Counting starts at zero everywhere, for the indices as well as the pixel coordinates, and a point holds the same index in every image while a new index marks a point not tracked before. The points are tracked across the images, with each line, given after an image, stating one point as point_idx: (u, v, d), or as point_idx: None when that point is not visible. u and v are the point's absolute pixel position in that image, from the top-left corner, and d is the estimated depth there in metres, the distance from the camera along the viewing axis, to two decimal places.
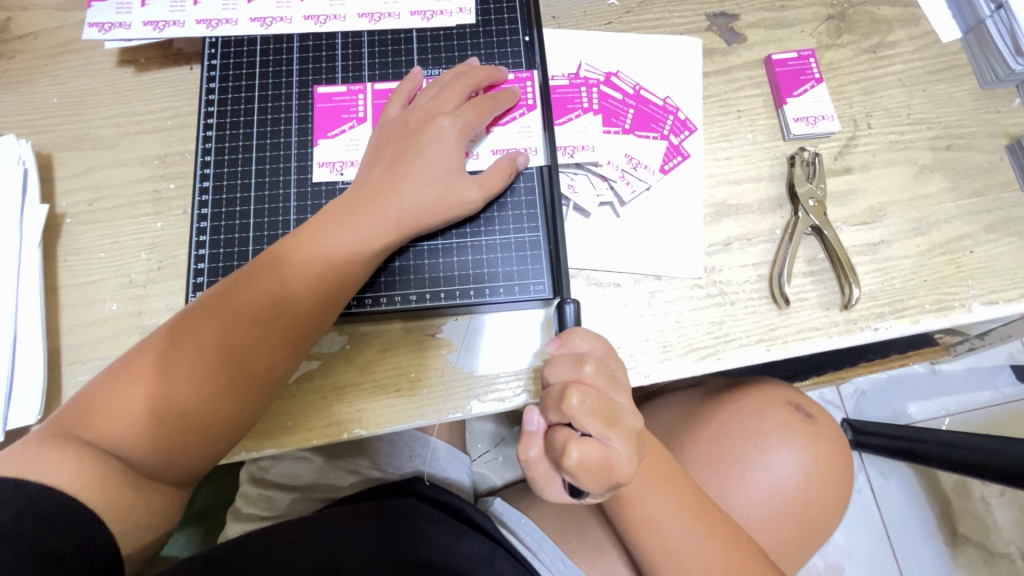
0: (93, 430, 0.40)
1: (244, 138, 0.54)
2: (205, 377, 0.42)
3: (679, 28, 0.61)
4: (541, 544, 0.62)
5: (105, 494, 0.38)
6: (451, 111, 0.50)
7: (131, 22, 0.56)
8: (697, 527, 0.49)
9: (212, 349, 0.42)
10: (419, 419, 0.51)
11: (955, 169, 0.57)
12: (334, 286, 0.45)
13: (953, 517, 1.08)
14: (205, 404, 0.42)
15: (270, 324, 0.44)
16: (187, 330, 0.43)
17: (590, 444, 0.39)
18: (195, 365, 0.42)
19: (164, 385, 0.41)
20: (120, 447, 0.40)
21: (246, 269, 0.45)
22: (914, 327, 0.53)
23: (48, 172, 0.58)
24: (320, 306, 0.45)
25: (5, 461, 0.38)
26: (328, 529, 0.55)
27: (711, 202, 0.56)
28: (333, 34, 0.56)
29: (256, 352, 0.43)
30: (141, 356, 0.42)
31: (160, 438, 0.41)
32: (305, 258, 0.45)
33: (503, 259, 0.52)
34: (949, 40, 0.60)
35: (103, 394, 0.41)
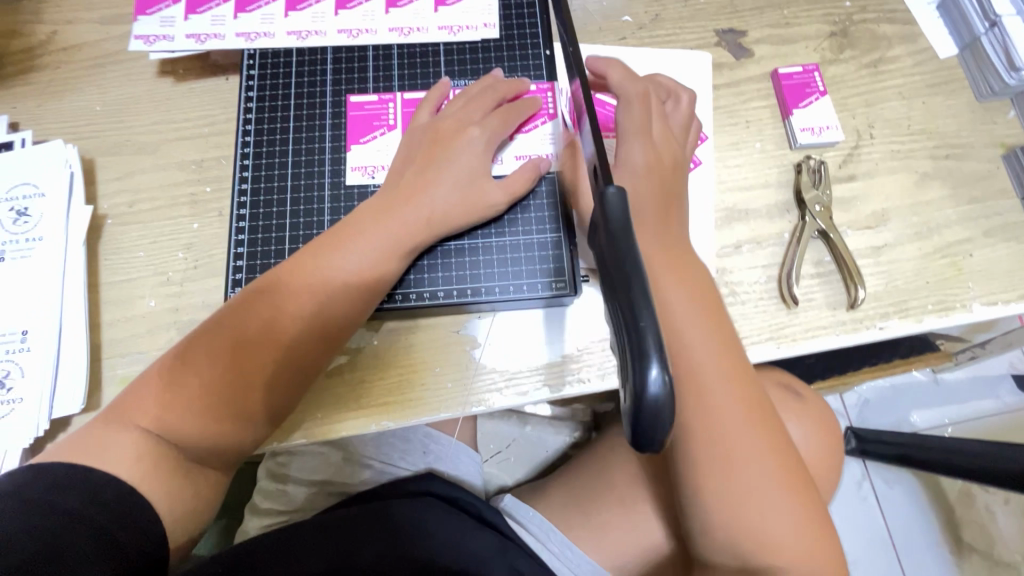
0: (144, 417, 0.43)
1: (280, 144, 0.57)
2: (250, 366, 0.44)
3: (690, 44, 0.64)
4: (549, 533, 0.64)
5: (158, 479, 0.41)
6: (479, 120, 0.53)
7: (174, 35, 0.59)
8: (751, 418, 0.45)
9: (258, 338, 0.45)
10: (444, 412, 0.54)
11: (953, 177, 0.60)
12: (370, 283, 0.48)
13: (957, 524, 1.10)
14: (251, 391, 0.44)
15: (312, 316, 0.46)
16: (232, 322, 0.45)
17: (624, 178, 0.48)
18: (242, 353, 0.44)
19: (210, 373, 0.44)
20: (170, 432, 0.43)
21: (287, 268, 0.48)
22: (917, 326, 0.55)
23: (91, 176, 0.61)
24: (357, 299, 0.48)
25: (69, 448, 0.41)
26: (343, 528, 0.56)
27: (722, 207, 0.59)
28: (364, 47, 0.60)
29: (297, 342, 0.46)
30: (188, 350, 0.45)
31: (207, 424, 0.43)
32: (342, 254, 0.48)
33: (525, 258, 0.55)
34: (946, 56, 0.64)
35: (153, 386, 0.44)
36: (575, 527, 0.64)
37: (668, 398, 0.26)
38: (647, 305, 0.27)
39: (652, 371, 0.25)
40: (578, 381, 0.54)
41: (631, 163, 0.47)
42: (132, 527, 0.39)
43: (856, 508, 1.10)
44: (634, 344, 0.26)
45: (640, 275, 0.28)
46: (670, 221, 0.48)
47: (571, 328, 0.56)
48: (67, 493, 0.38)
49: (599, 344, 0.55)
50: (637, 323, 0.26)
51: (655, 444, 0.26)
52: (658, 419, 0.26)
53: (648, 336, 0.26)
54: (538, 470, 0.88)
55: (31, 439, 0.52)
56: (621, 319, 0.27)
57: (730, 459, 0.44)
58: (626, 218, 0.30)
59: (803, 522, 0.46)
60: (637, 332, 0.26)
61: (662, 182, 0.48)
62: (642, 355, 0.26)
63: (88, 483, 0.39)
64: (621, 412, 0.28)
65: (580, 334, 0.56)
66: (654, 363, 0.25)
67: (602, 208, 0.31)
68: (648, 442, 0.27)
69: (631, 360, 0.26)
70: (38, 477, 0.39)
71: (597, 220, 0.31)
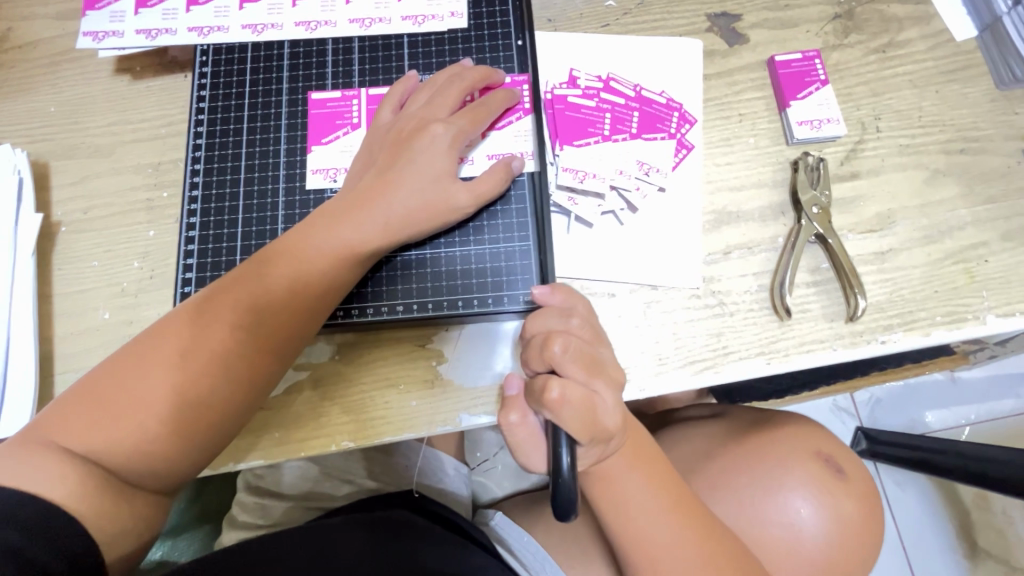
0: (72, 436, 0.40)
1: (233, 146, 0.54)
2: (190, 384, 0.41)
3: (678, 30, 0.59)
4: (544, 563, 0.61)
5: (91, 503, 0.38)
6: (445, 118, 0.49)
7: (124, 31, 0.56)
8: (688, 544, 0.46)
9: (197, 354, 0.42)
10: (408, 432, 0.51)
11: (969, 174, 0.54)
12: (322, 293, 0.45)
13: (973, 531, 1.05)
14: (190, 412, 0.41)
15: (252, 333, 0.43)
16: (171, 333, 0.42)
17: (570, 384, 0.40)
18: (179, 373, 0.41)
19: (144, 394, 0.41)
20: (101, 453, 0.40)
21: (232, 275, 0.44)
22: (924, 340, 0.50)
23: (44, 181, 0.58)
24: (309, 311, 0.45)
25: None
26: (325, 536, 0.54)
27: (710, 208, 0.54)
28: (323, 41, 0.55)
29: (241, 359, 0.43)
30: (125, 364, 0.42)
31: (143, 444, 0.40)
32: (287, 266, 0.44)
33: (493, 268, 0.51)
34: (964, 38, 0.58)
35: (85, 404, 0.41)
36: (576, 565, 0.60)
37: (572, 474, 0.39)
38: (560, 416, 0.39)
39: (564, 455, 0.39)
40: None
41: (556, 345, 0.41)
42: (59, 551, 0.36)
43: None
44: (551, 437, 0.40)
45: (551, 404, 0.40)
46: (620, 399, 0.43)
47: None
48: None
49: None
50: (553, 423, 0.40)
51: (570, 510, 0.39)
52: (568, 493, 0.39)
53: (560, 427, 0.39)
54: (528, 481, 0.84)
55: None
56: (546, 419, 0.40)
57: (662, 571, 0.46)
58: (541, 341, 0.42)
59: None
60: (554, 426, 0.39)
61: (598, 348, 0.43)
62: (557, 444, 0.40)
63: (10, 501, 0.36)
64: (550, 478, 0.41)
65: None
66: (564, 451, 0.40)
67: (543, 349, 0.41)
68: (567, 513, 0.40)
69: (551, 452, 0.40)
70: None
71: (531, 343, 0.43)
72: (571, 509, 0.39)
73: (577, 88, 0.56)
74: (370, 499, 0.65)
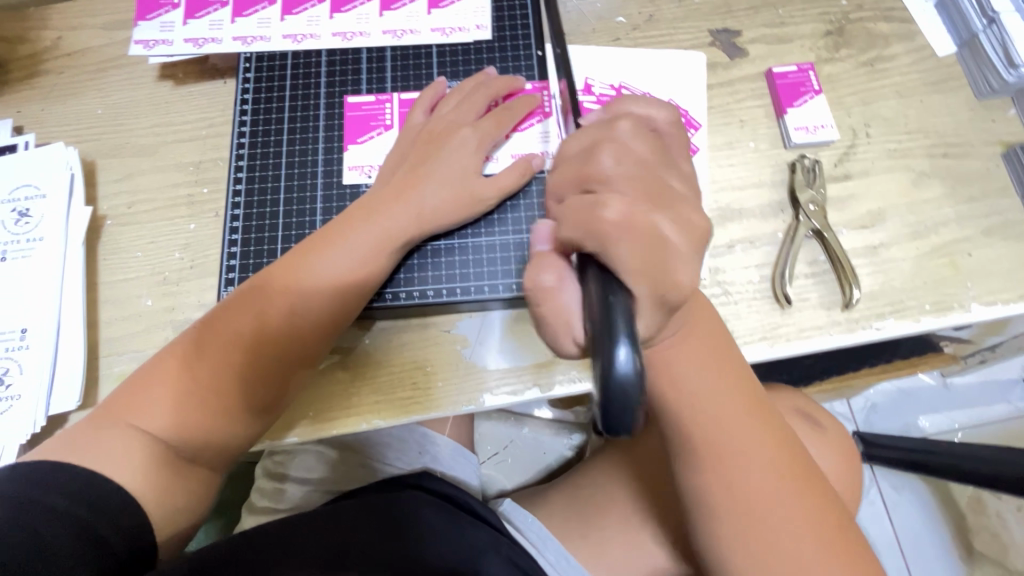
0: (135, 417, 0.43)
1: (274, 145, 0.58)
2: (234, 374, 0.45)
3: (683, 44, 0.64)
4: (546, 541, 0.63)
5: (148, 482, 0.42)
6: (472, 122, 0.53)
7: (173, 39, 0.60)
8: (761, 442, 0.41)
9: (240, 342, 0.45)
10: (435, 411, 0.54)
11: (952, 176, 0.59)
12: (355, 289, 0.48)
13: (968, 532, 1.08)
14: (235, 401, 0.45)
15: (292, 325, 0.46)
16: (224, 318, 0.46)
17: (611, 200, 0.33)
18: (222, 363, 0.44)
19: (191, 385, 0.44)
20: (162, 430, 0.43)
21: (270, 273, 0.48)
22: (914, 327, 0.54)
23: (92, 177, 0.62)
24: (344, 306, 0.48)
25: (66, 442, 0.42)
26: (340, 520, 0.53)
27: (715, 206, 0.59)
28: (358, 50, 0.60)
29: (279, 346, 0.46)
30: (173, 361, 0.45)
31: (191, 431, 0.44)
32: (323, 263, 0.47)
33: (516, 257, 0.55)
34: (944, 54, 0.63)
35: (137, 395, 0.44)
36: (579, 544, 0.63)
37: (637, 377, 0.24)
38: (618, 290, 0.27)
39: (621, 351, 0.24)
40: (568, 380, 0.54)
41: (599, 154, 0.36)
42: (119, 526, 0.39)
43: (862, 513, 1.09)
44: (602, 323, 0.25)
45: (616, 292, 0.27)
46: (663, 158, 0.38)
47: None
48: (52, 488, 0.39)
49: None
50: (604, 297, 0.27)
51: (624, 428, 0.25)
52: (626, 398, 0.24)
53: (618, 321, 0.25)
54: (538, 474, 0.88)
55: (28, 434, 0.52)
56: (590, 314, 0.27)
57: (739, 475, 0.40)
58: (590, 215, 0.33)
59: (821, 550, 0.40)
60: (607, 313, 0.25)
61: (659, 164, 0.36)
62: (612, 334, 0.25)
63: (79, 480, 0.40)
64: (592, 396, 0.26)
65: None
66: (621, 345, 0.25)
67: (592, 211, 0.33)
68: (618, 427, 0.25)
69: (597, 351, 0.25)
70: (27, 474, 0.39)
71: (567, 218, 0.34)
72: (626, 427, 0.25)
73: (592, 95, 0.61)
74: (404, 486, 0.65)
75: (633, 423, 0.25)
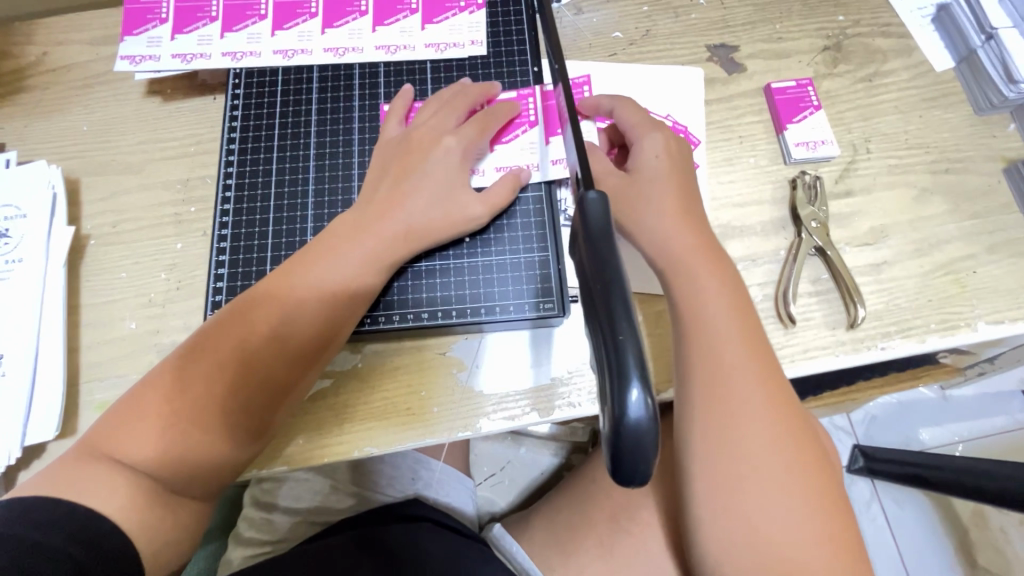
0: (126, 449, 0.41)
1: (264, 163, 0.56)
2: (214, 402, 0.42)
3: (680, 60, 0.63)
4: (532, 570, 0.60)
5: (139, 518, 0.40)
6: (454, 129, 0.52)
7: (160, 55, 0.59)
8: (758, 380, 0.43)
9: (219, 366, 0.43)
10: (429, 438, 0.52)
11: (954, 192, 0.58)
12: (341, 310, 0.46)
13: (972, 548, 1.06)
14: (215, 431, 0.42)
15: (276, 347, 0.44)
16: (214, 338, 0.44)
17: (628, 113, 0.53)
18: (203, 389, 0.42)
19: (167, 416, 0.42)
20: (155, 462, 0.41)
21: (252, 295, 0.46)
22: (920, 346, 0.53)
23: (75, 196, 0.60)
24: (329, 328, 0.46)
25: (48, 479, 0.40)
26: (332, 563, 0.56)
27: (715, 223, 0.58)
28: (350, 66, 0.59)
29: (262, 369, 0.44)
30: (151, 391, 0.43)
31: (170, 464, 0.41)
32: (308, 279, 0.46)
33: (513, 277, 0.53)
34: (943, 68, 0.62)
35: (114, 428, 0.42)
36: (557, 569, 0.59)
37: (652, 423, 0.23)
38: (626, 317, 0.24)
39: (634, 393, 0.23)
40: (568, 404, 0.52)
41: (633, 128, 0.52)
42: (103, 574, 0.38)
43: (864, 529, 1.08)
44: (613, 363, 0.24)
45: (632, 324, 0.24)
46: (678, 152, 0.51)
47: (561, 349, 0.54)
48: (41, 528, 0.37)
49: (590, 366, 0.53)
50: (615, 337, 0.24)
51: (638, 476, 0.23)
52: (640, 442, 0.23)
53: (628, 357, 0.23)
54: (535, 495, 0.85)
55: (3, 465, 0.50)
56: (599, 333, 0.25)
57: (728, 400, 0.42)
58: (608, 223, 0.28)
59: (800, 499, 0.41)
60: (615, 347, 0.24)
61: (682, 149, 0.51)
62: (622, 376, 0.23)
63: (70, 519, 0.38)
64: (602, 431, 0.25)
65: (569, 357, 0.53)
66: (635, 386, 0.23)
67: (580, 217, 0.29)
68: (634, 474, 0.24)
69: (610, 384, 0.24)
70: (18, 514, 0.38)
71: (578, 229, 0.29)
72: (642, 477, 0.24)
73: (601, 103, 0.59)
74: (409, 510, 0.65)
75: (647, 470, 0.23)
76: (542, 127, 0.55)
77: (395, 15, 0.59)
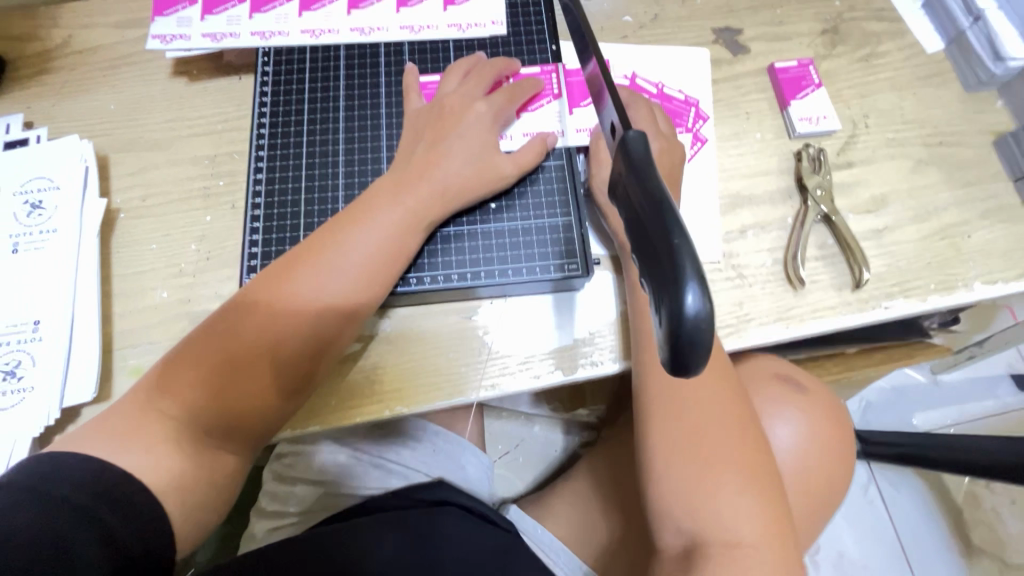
0: (175, 398, 0.43)
1: (295, 136, 0.58)
2: (253, 359, 0.44)
3: (687, 42, 0.67)
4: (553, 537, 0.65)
5: (162, 477, 0.41)
6: (483, 98, 0.55)
7: (191, 34, 0.60)
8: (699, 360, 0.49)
9: (260, 324, 0.45)
10: (457, 397, 0.54)
11: (948, 163, 0.62)
12: (376, 271, 0.48)
13: (965, 524, 1.10)
14: (254, 387, 0.44)
15: (315, 307, 0.46)
16: (236, 317, 0.45)
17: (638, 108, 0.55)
18: (244, 345, 0.44)
19: (212, 371, 0.44)
20: (203, 412, 0.43)
21: (291, 256, 0.47)
22: (921, 305, 0.56)
23: (104, 172, 0.61)
24: (365, 288, 0.47)
25: (97, 429, 0.42)
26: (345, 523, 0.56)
27: (725, 193, 0.61)
28: (376, 45, 0.61)
29: (302, 327, 0.45)
30: (198, 345, 0.45)
31: (216, 415, 0.43)
32: (344, 241, 0.47)
33: (538, 241, 0.55)
34: (933, 50, 0.66)
35: (166, 378, 0.44)
36: None
37: (708, 320, 0.25)
38: (679, 226, 0.27)
39: (690, 295, 0.25)
40: (591, 363, 0.55)
41: (640, 120, 0.54)
42: (140, 527, 0.39)
43: (863, 509, 1.10)
44: (669, 268, 0.26)
45: (685, 234, 0.27)
46: (673, 162, 0.54)
47: (583, 312, 0.56)
48: (80, 487, 0.38)
49: (611, 327, 0.56)
50: (670, 242, 0.26)
51: (694, 369, 0.25)
52: (698, 337, 0.25)
53: (684, 261, 0.26)
54: (550, 471, 0.87)
55: (41, 428, 0.51)
56: (652, 247, 0.27)
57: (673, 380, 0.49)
58: (651, 158, 0.31)
59: (739, 460, 0.48)
60: (671, 252, 0.26)
61: (673, 155, 0.55)
62: (679, 281, 0.25)
63: (104, 479, 0.39)
64: (657, 335, 0.27)
65: (591, 318, 0.56)
66: (692, 288, 0.25)
67: (623, 151, 0.31)
68: (687, 369, 0.26)
69: (665, 288, 0.26)
70: (52, 471, 0.39)
71: (621, 164, 0.32)
72: (697, 370, 0.26)
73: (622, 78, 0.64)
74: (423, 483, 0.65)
75: (702, 364, 0.25)
76: (566, 99, 0.59)
77: None
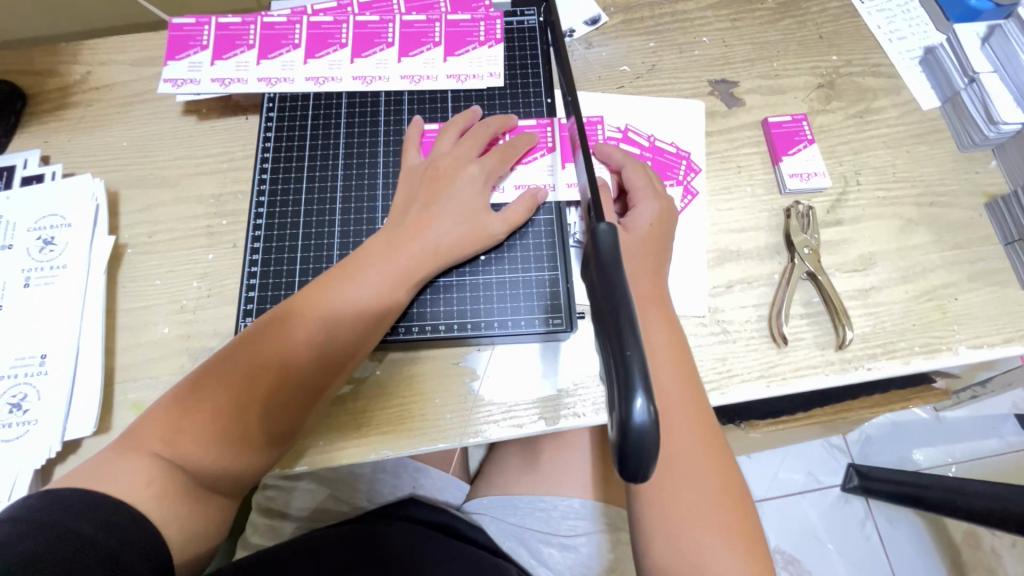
0: (165, 445, 0.44)
1: (295, 182, 0.60)
2: (244, 411, 0.46)
3: (683, 93, 0.68)
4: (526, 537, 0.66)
5: (162, 506, 0.43)
6: (476, 159, 0.56)
7: (200, 79, 0.63)
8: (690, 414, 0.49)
9: (252, 377, 0.47)
10: (442, 442, 0.55)
11: (939, 224, 0.62)
12: (366, 329, 0.50)
13: (964, 567, 1.09)
14: (241, 439, 0.46)
15: (305, 363, 0.48)
16: (227, 367, 0.47)
17: (636, 171, 0.56)
18: (236, 396, 0.46)
19: (202, 422, 0.45)
20: (194, 461, 0.45)
21: (285, 310, 0.49)
22: (905, 368, 0.57)
23: (115, 208, 0.64)
24: (353, 344, 0.49)
25: (84, 472, 0.44)
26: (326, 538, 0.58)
27: (713, 247, 0.61)
28: (377, 94, 0.63)
29: (291, 382, 0.47)
30: (191, 395, 0.46)
31: (206, 462, 0.45)
32: (337, 299, 0.49)
33: (525, 294, 0.57)
34: (929, 107, 0.67)
35: (157, 425, 0.45)
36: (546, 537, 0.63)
37: (652, 430, 0.27)
38: (632, 333, 0.28)
39: (638, 403, 0.27)
40: (573, 415, 0.56)
41: (634, 185, 0.56)
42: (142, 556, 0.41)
43: (858, 547, 1.10)
44: (621, 375, 0.27)
45: (637, 340, 0.28)
46: (669, 225, 0.55)
47: (567, 363, 0.57)
48: (82, 518, 0.40)
49: (593, 379, 0.57)
50: (623, 351, 0.28)
51: (640, 475, 0.27)
52: (643, 447, 0.26)
53: (634, 370, 0.27)
54: None
55: (44, 459, 0.53)
56: (609, 348, 0.29)
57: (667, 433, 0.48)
58: (617, 252, 0.33)
59: (730, 513, 0.47)
60: (623, 361, 0.28)
61: (669, 218, 0.55)
62: (628, 390, 0.27)
63: (102, 510, 0.41)
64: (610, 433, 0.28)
65: (575, 369, 0.57)
66: (640, 397, 0.27)
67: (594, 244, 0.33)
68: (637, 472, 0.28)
69: (618, 396, 0.27)
70: (52, 502, 0.40)
71: (590, 255, 0.33)
72: (642, 474, 0.27)
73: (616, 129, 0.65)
74: (406, 519, 0.66)
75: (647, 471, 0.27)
76: (559, 152, 0.60)
77: (419, 47, 0.63)
